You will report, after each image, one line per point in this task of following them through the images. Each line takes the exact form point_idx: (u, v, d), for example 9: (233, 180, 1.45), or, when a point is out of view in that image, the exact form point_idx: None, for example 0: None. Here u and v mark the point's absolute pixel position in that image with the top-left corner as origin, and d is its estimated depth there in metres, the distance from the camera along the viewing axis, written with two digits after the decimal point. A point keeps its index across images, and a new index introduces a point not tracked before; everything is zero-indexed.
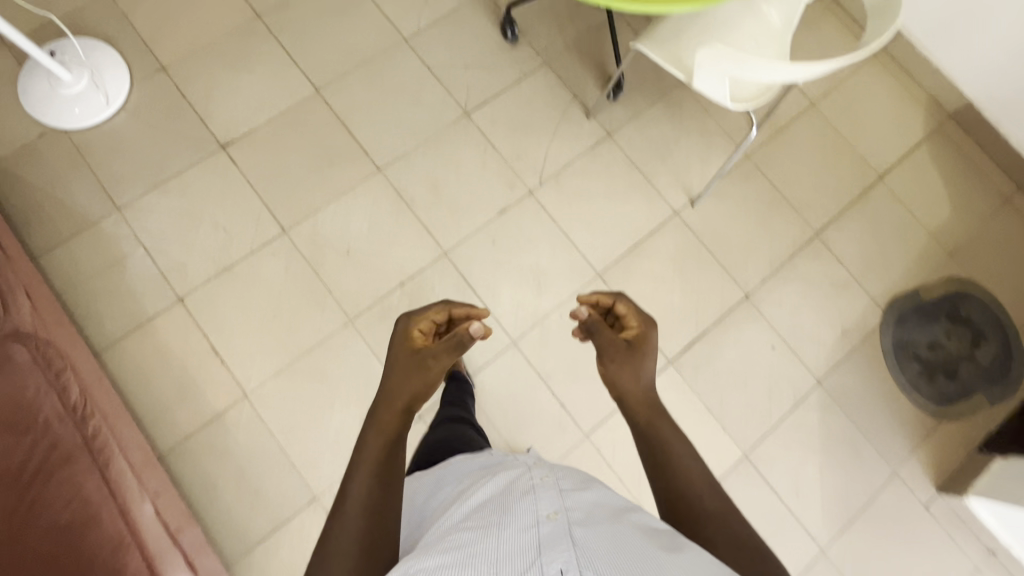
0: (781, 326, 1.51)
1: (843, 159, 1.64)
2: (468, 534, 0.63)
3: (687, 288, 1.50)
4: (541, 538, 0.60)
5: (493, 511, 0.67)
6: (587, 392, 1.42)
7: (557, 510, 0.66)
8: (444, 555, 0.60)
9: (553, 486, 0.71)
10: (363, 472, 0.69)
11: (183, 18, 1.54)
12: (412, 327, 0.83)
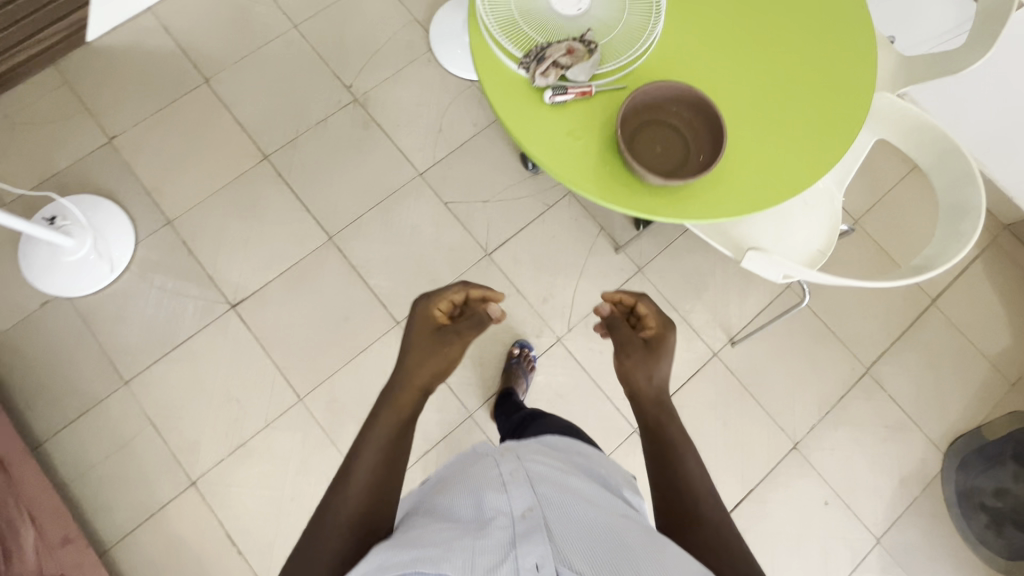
0: (834, 478, 1.40)
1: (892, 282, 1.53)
2: (437, 534, 0.54)
3: (730, 439, 1.40)
4: (517, 541, 0.51)
5: (461, 508, 0.57)
6: None
7: (537, 503, 0.56)
8: (412, 556, 0.51)
9: (532, 472, 0.61)
10: (364, 450, 0.63)
11: (189, 164, 1.47)
12: (442, 300, 0.74)
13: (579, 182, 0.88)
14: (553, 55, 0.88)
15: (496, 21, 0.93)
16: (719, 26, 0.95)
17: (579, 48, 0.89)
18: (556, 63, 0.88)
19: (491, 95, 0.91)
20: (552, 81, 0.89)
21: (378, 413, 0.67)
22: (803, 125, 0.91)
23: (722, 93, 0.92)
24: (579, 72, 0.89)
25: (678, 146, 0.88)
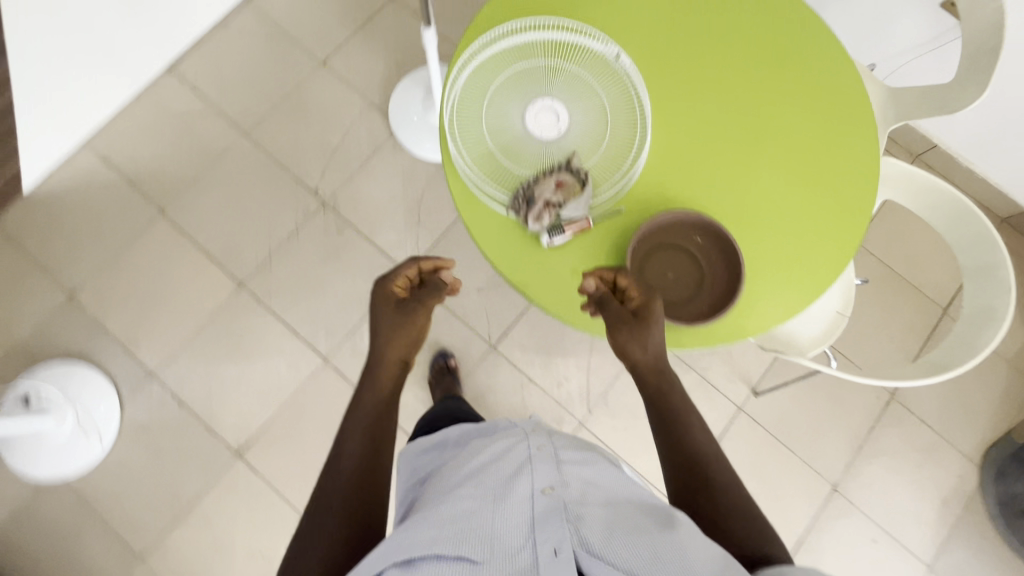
0: (877, 513, 1.38)
1: (903, 298, 1.50)
2: (465, 500, 0.62)
3: (769, 494, 1.37)
4: (537, 517, 0.59)
5: (488, 478, 0.66)
6: None
7: (555, 484, 0.65)
8: (443, 520, 0.59)
9: (552, 457, 0.70)
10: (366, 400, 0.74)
11: (161, 307, 1.38)
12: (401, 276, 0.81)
13: (594, 323, 0.84)
14: (542, 193, 0.82)
15: (474, 161, 0.86)
16: (712, 118, 0.87)
17: (569, 180, 0.83)
18: (548, 203, 0.82)
19: (484, 248, 0.84)
20: (546, 221, 0.83)
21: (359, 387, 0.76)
22: (818, 215, 0.85)
23: (728, 196, 0.85)
24: (573, 206, 0.83)
25: (690, 269, 0.83)
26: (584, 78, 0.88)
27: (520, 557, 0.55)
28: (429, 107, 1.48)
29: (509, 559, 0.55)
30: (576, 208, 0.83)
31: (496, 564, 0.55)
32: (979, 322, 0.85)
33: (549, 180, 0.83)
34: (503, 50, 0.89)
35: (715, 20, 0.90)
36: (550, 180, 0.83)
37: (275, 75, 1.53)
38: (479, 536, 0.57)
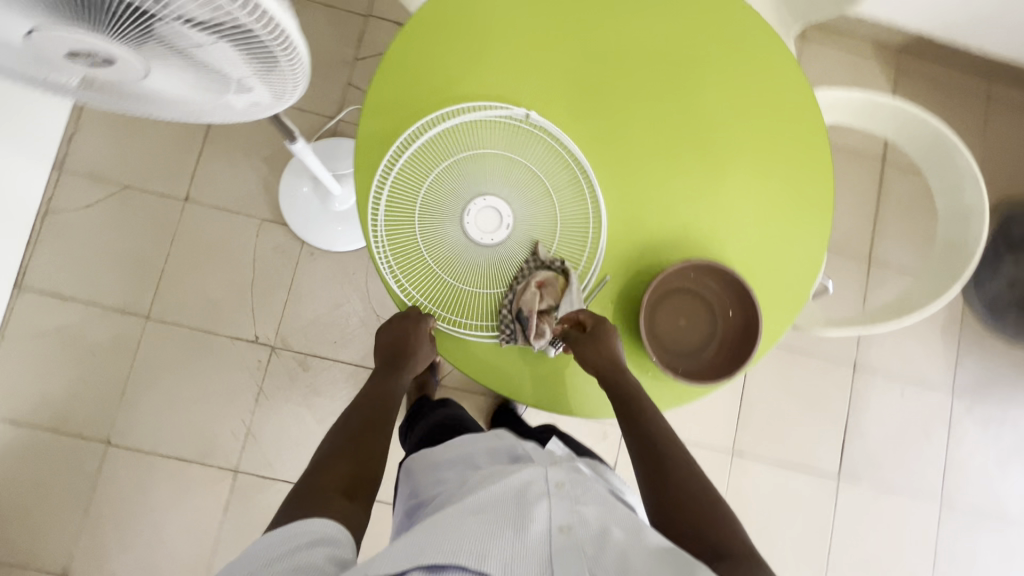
0: (896, 368, 1.49)
1: (843, 166, 1.50)
2: (485, 517, 0.56)
3: (805, 401, 1.45)
4: (555, 558, 0.53)
5: (508, 498, 0.59)
6: (796, 559, 1.40)
7: (578, 518, 0.57)
8: (463, 534, 0.53)
9: (575, 488, 0.62)
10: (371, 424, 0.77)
11: (168, 535, 1.26)
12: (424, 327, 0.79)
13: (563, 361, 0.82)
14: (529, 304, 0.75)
15: (441, 302, 0.80)
16: (649, 143, 0.83)
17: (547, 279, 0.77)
18: (543, 317, 0.77)
19: (499, 388, 0.80)
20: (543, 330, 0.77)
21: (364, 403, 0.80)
22: (785, 191, 0.85)
23: (698, 216, 0.83)
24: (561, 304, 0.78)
25: (700, 310, 0.80)
26: (506, 156, 0.80)
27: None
28: (326, 197, 1.33)
29: None
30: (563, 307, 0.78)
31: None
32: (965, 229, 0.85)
33: (528, 288, 0.76)
34: (411, 168, 0.79)
35: (605, 37, 0.83)
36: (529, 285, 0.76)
37: (145, 238, 1.32)
38: (500, 561, 0.51)
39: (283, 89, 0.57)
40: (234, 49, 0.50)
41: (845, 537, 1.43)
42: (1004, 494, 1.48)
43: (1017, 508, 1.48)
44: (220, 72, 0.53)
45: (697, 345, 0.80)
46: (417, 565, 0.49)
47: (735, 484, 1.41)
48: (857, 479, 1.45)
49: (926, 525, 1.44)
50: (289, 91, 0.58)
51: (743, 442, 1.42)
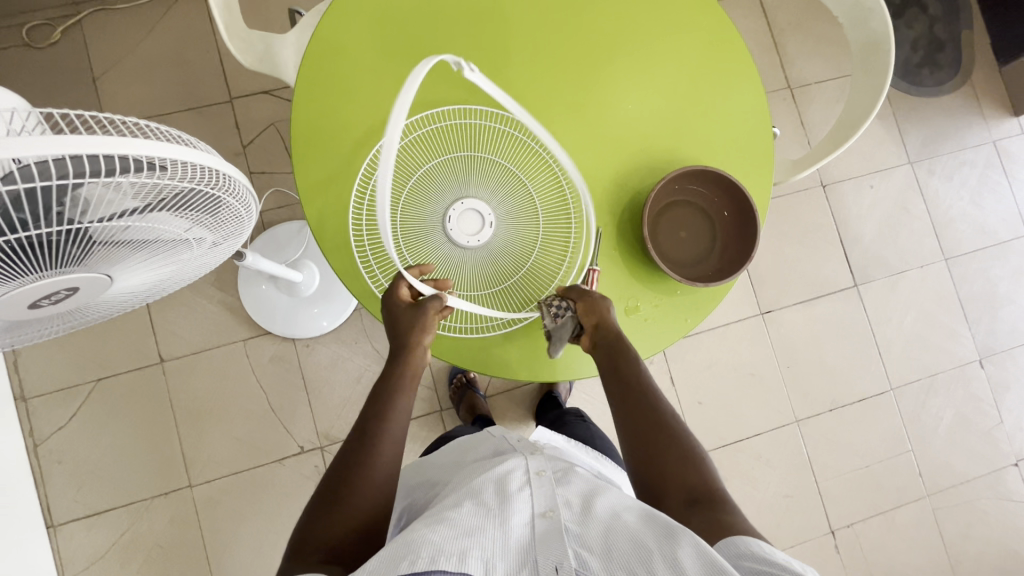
0: (857, 168, 1.57)
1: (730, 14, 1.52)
2: (465, 519, 0.62)
3: (798, 237, 1.53)
4: (535, 539, 0.61)
5: (487, 500, 0.66)
6: (857, 371, 1.51)
7: (552, 506, 0.66)
8: (444, 536, 0.58)
9: (548, 484, 0.70)
10: (397, 405, 0.71)
11: None
12: (400, 291, 0.74)
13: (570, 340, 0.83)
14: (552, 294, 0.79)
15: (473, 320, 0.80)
16: (574, 80, 0.83)
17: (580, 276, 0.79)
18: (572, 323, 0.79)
19: (558, 376, 0.83)
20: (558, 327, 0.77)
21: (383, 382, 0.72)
22: (710, 60, 0.87)
23: (648, 123, 0.85)
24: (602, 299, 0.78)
25: (694, 216, 0.84)
26: (454, 157, 0.79)
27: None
28: (291, 288, 1.27)
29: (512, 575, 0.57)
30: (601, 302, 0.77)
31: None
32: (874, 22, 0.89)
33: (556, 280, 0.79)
34: (376, 210, 0.78)
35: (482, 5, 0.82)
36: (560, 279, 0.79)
37: (144, 416, 1.27)
38: (480, 555, 0.57)
39: (233, 217, 0.56)
40: (177, 212, 0.49)
41: (886, 330, 1.53)
42: (990, 224, 1.61)
43: (1006, 231, 1.61)
44: (171, 239, 0.52)
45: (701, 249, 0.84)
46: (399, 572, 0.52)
47: (778, 338, 1.49)
48: (871, 278, 1.54)
49: (943, 285, 1.56)
50: (241, 216, 0.57)
51: (767, 300, 1.49)
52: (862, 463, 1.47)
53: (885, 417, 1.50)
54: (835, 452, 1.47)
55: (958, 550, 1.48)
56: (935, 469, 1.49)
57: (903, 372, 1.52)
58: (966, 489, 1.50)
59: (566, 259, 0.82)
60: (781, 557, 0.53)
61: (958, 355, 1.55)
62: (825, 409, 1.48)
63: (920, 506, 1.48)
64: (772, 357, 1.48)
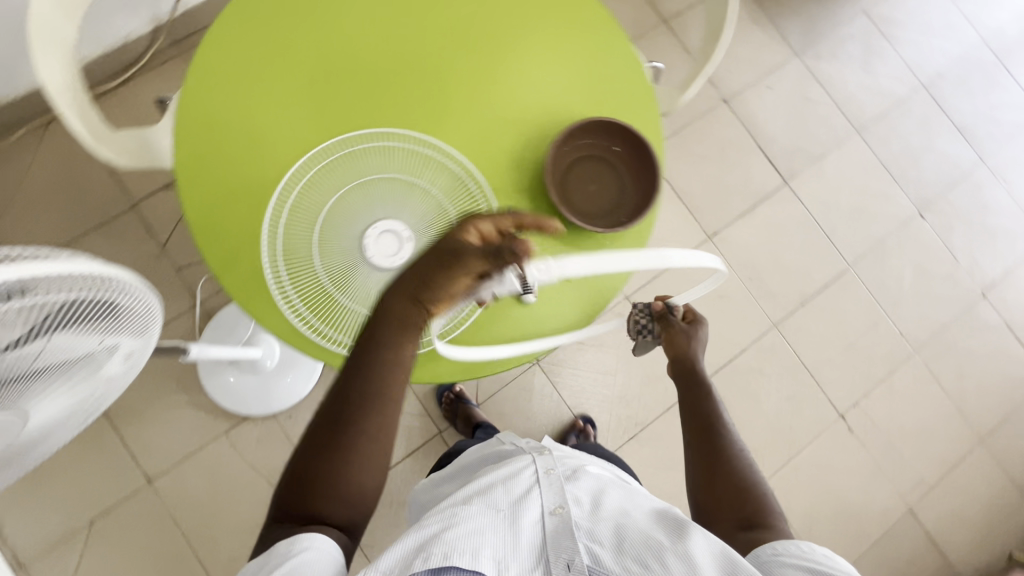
0: (750, 76, 1.63)
1: None
2: (477, 517, 0.66)
3: (719, 155, 1.57)
4: (549, 537, 0.67)
5: (498, 498, 0.71)
6: (814, 260, 1.56)
7: (563, 503, 0.71)
8: (458, 535, 0.62)
9: (556, 480, 0.75)
10: (392, 358, 0.63)
11: None
12: (470, 238, 0.59)
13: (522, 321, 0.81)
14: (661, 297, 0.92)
15: None
16: (443, 76, 0.84)
17: (693, 315, 0.88)
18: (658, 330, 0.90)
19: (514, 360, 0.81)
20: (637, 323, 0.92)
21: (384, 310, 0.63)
22: (565, 19, 0.89)
23: (527, 95, 0.85)
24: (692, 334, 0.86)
25: (602, 167, 0.85)
26: (354, 185, 0.80)
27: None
28: (255, 365, 1.26)
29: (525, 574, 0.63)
30: (691, 335, 0.85)
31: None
32: None
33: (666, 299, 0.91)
34: (291, 258, 0.78)
35: (333, 36, 0.83)
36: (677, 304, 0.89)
37: (150, 539, 1.23)
38: (493, 553, 0.62)
39: (140, 317, 0.55)
40: (75, 329, 0.48)
41: (828, 214, 1.58)
42: (886, 87, 1.68)
43: (903, 88, 1.68)
44: (80, 357, 0.51)
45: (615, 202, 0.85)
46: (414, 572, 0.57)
47: (733, 255, 1.53)
48: (798, 171, 1.59)
49: (864, 156, 1.63)
50: (148, 312, 0.56)
51: (710, 223, 1.53)
52: (846, 343, 1.52)
53: (853, 294, 1.55)
54: (820, 341, 1.52)
55: (958, 393, 1.54)
56: (913, 326, 1.55)
57: (855, 247, 1.58)
58: (946, 335, 1.56)
59: None
60: (818, 555, 0.62)
61: (899, 214, 1.61)
62: (797, 305, 1.53)
63: (911, 364, 1.53)
64: (733, 274, 1.52)
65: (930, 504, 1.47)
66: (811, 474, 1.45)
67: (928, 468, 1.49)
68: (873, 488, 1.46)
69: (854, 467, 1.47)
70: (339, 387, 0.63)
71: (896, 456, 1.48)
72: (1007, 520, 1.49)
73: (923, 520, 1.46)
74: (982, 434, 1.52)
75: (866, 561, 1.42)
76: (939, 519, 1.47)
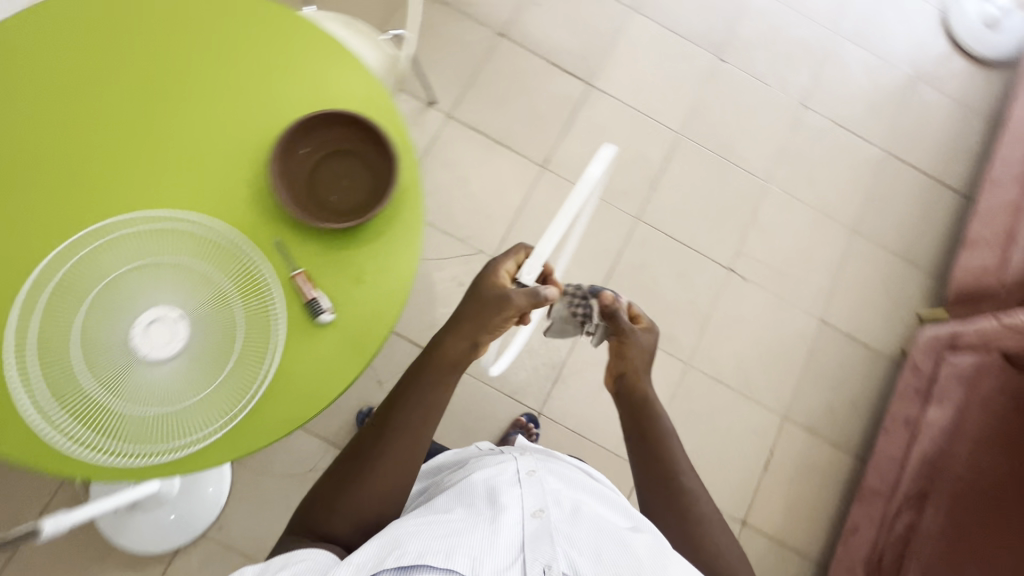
0: (512, 2, 1.62)
1: None
2: (454, 518, 0.64)
3: (518, 89, 1.57)
4: (528, 540, 0.61)
5: (477, 498, 0.69)
6: (646, 143, 1.59)
7: (545, 505, 0.67)
8: (431, 536, 0.59)
9: (539, 480, 0.73)
10: (429, 394, 0.77)
11: None
12: (503, 275, 0.80)
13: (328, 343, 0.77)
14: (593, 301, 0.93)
15: (224, 406, 0.73)
16: (142, 144, 0.78)
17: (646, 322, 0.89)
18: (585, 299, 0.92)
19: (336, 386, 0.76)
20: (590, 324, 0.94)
21: (429, 354, 0.79)
22: (243, 32, 0.83)
23: (235, 124, 0.81)
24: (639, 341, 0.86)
25: (346, 162, 0.82)
26: (95, 293, 0.73)
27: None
28: (158, 497, 1.19)
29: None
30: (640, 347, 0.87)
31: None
32: None
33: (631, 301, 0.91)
34: (54, 396, 0.70)
35: (10, 156, 0.76)
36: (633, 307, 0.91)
37: None
38: (467, 553, 0.58)
39: None
40: None
41: (640, 96, 1.61)
42: None
43: None
44: None
45: (375, 191, 0.81)
46: (385, 570, 0.55)
47: (573, 173, 1.54)
48: (597, 69, 1.61)
49: (647, 28, 1.66)
50: None
51: (539, 154, 1.54)
52: (706, 203, 1.58)
53: (693, 157, 1.60)
54: (683, 213, 1.56)
55: (819, 201, 1.62)
56: (756, 161, 1.62)
57: (677, 115, 1.62)
58: (788, 156, 1.63)
59: (268, 286, 0.77)
60: None
61: (701, 67, 1.66)
62: (650, 191, 1.56)
63: (770, 196, 1.60)
64: (580, 190, 1.53)
65: (836, 307, 1.56)
66: (727, 333, 1.51)
67: (821, 278, 1.57)
68: (784, 318, 1.54)
69: (760, 308, 1.54)
70: (381, 420, 0.76)
71: (791, 281, 1.56)
72: (905, 290, 1.59)
73: (837, 324, 1.55)
74: (854, 226, 1.62)
75: (805, 383, 1.50)
76: (849, 315, 1.56)
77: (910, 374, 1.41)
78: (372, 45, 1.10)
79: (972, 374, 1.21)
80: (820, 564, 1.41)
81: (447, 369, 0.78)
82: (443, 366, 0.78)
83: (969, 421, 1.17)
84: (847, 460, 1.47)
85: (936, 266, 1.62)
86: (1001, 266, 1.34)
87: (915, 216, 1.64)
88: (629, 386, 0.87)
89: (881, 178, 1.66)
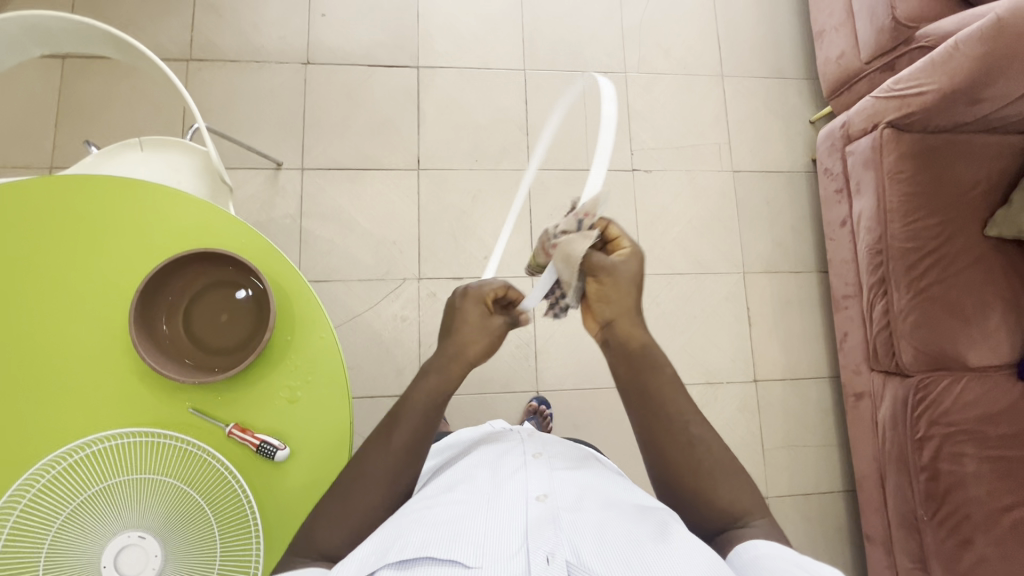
0: (299, 26, 1.50)
1: (99, 114, 1.37)
2: (459, 505, 0.61)
3: (352, 107, 1.48)
4: (536, 524, 0.58)
5: (484, 486, 0.65)
6: (501, 94, 1.54)
7: (550, 492, 0.63)
8: (429, 528, 0.57)
9: (545, 466, 0.69)
10: (416, 401, 0.70)
11: None
12: (488, 295, 0.75)
13: (294, 469, 0.74)
14: (568, 240, 0.73)
15: None
16: (10, 389, 0.72)
17: (626, 248, 0.73)
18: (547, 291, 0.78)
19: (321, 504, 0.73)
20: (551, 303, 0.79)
21: (434, 358, 0.73)
22: (44, 223, 0.75)
23: (91, 318, 0.74)
24: (621, 275, 0.72)
25: (217, 299, 0.76)
26: (42, 562, 0.65)
27: (513, 568, 0.53)
28: None
29: (501, 565, 0.54)
30: (619, 303, 0.73)
31: (490, 570, 0.53)
32: (26, 24, 0.79)
33: (601, 223, 0.75)
34: None
35: None
36: (603, 228, 0.76)
37: None
38: (470, 543, 0.56)
39: None
40: None
41: (471, 53, 1.54)
42: None
43: None
44: None
45: (258, 312, 0.75)
46: (386, 563, 0.54)
47: (449, 158, 1.49)
48: (416, 48, 1.53)
49: None
50: None
51: (409, 158, 1.47)
52: (584, 121, 1.56)
53: (549, 84, 1.56)
54: (569, 141, 1.54)
55: (678, 64, 1.62)
56: (606, 59, 1.60)
57: (514, 52, 1.56)
58: (630, 38, 1.61)
59: (210, 455, 0.72)
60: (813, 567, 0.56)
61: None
62: (526, 138, 1.53)
63: (633, 84, 1.59)
64: (462, 172, 1.48)
65: (742, 151, 1.60)
66: (662, 227, 1.53)
67: (715, 134, 1.60)
68: (702, 186, 1.57)
69: (678, 190, 1.56)
70: (379, 439, 0.69)
71: (691, 150, 1.58)
72: (788, 104, 1.64)
73: (747, 167, 1.59)
74: (719, 71, 1.63)
75: (749, 234, 1.55)
76: (756, 152, 1.60)
77: (826, 179, 1.45)
78: (183, 150, 1.03)
79: (873, 156, 1.25)
80: (832, 376, 1.51)
81: (451, 384, 0.72)
82: (442, 394, 0.71)
83: (891, 198, 1.22)
84: (812, 279, 1.55)
85: (804, 68, 1.66)
86: (854, 45, 1.38)
87: (766, 33, 1.66)
88: (620, 335, 0.74)
89: (722, 13, 1.66)
